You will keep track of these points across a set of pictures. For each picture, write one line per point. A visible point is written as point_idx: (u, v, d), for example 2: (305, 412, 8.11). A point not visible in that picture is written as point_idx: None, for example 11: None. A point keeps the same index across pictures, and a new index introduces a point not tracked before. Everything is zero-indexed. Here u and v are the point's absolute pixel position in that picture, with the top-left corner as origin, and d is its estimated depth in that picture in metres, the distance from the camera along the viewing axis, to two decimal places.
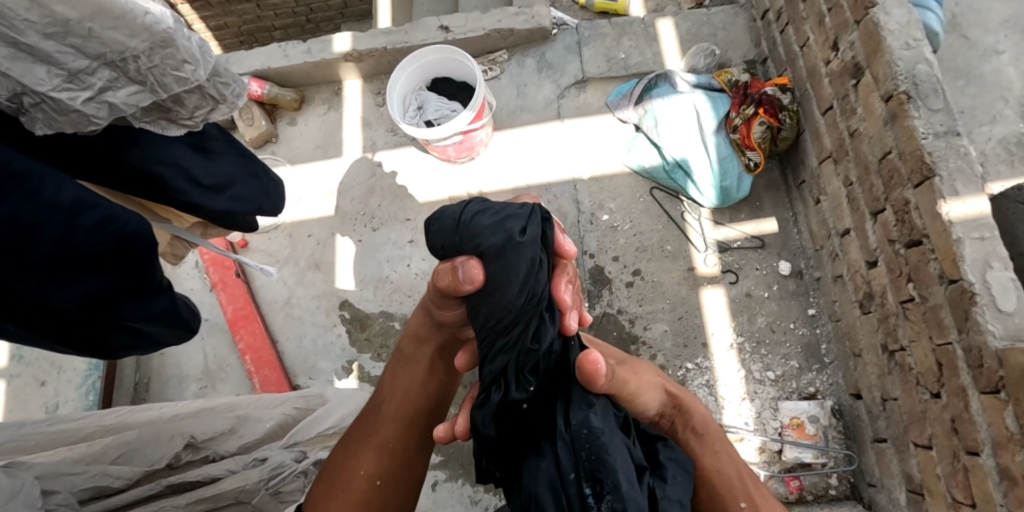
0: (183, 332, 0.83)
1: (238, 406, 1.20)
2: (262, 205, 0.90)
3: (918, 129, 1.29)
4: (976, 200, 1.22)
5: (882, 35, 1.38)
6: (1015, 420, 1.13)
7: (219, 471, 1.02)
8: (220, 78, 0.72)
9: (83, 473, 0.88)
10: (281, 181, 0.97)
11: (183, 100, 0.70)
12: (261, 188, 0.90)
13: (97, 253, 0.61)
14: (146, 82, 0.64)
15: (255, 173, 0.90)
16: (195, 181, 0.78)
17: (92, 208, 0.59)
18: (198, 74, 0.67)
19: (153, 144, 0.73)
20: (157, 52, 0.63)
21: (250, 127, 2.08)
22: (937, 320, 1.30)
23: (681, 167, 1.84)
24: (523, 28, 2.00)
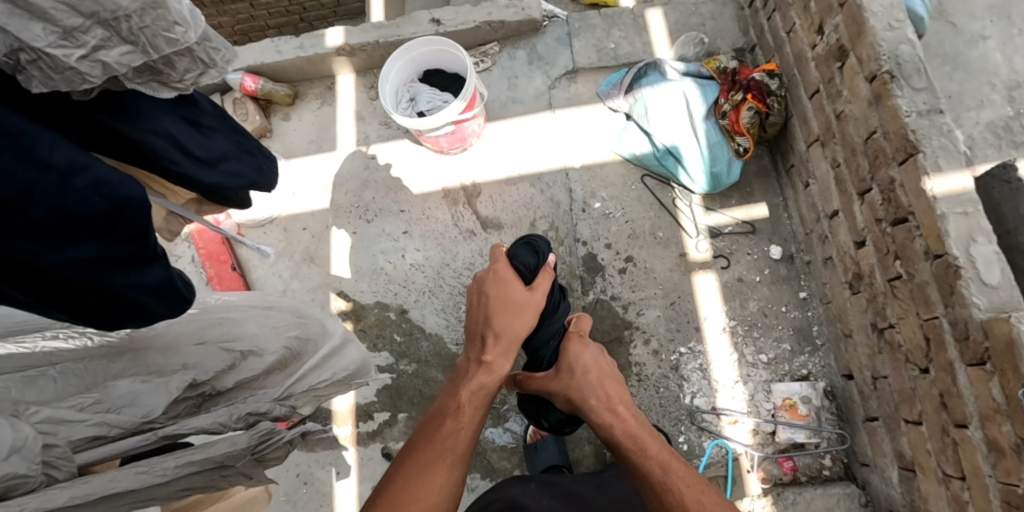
0: (181, 306, 0.83)
1: (241, 332, 1.14)
2: (255, 180, 0.93)
3: (902, 108, 1.31)
4: (959, 176, 1.24)
5: (866, 17, 1.39)
6: (1000, 390, 1.14)
7: (209, 423, 0.94)
8: (211, 43, 0.74)
9: (82, 421, 0.82)
10: (275, 159, 1.01)
11: (174, 63, 0.71)
12: (256, 164, 0.94)
13: (90, 218, 0.63)
14: (138, 43, 0.66)
15: (247, 149, 0.94)
16: (189, 153, 0.81)
17: (85, 170, 0.62)
18: (189, 36, 0.69)
19: (147, 115, 0.76)
20: (149, 13, 0.64)
21: (245, 122, 2.10)
22: (924, 296, 1.31)
23: (671, 153, 1.86)
24: (513, 20, 2.01)
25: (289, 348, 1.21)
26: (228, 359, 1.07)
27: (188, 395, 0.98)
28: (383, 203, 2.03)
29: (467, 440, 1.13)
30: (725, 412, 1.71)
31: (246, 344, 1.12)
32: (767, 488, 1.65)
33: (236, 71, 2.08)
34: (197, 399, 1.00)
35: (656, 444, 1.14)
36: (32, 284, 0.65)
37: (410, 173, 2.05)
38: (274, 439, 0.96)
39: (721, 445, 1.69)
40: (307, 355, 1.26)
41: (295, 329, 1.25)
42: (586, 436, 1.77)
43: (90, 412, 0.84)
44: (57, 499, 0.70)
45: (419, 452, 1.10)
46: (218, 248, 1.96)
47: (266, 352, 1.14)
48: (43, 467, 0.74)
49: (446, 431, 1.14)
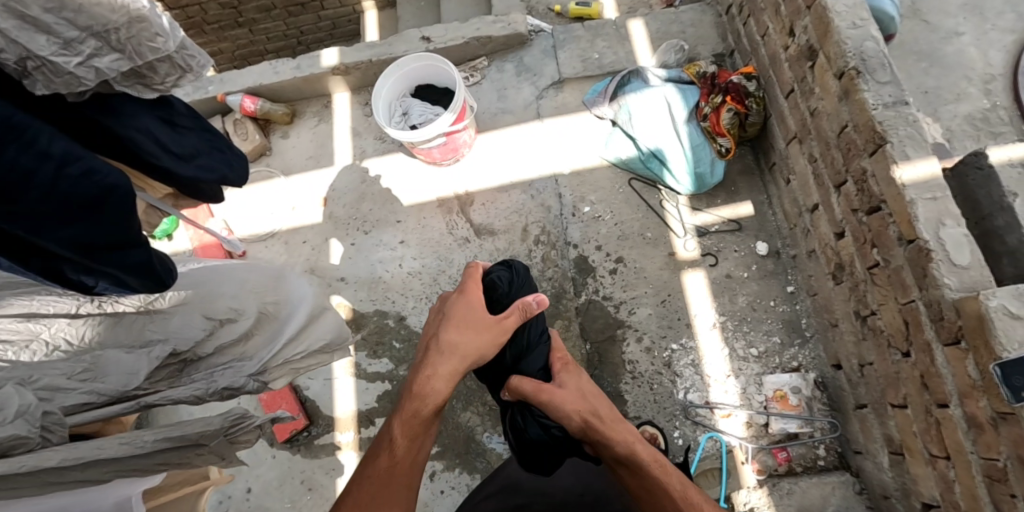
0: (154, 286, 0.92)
1: (223, 299, 1.29)
2: (225, 175, 1.02)
3: (869, 101, 1.37)
4: (926, 164, 1.30)
5: (831, 17, 1.46)
6: (975, 367, 1.18)
7: (187, 395, 1.07)
8: (187, 51, 0.82)
9: (76, 388, 0.96)
10: (242, 155, 1.09)
11: (156, 68, 0.80)
12: (226, 160, 1.03)
13: (75, 199, 0.72)
14: (125, 50, 0.74)
15: (218, 146, 1.02)
16: (167, 149, 0.90)
17: (77, 159, 0.71)
18: (168, 44, 0.77)
19: (130, 114, 0.84)
20: (135, 26, 0.73)
21: (244, 141, 2.19)
22: (901, 281, 1.36)
23: (656, 156, 1.92)
24: (500, 35, 2.11)
25: (264, 313, 1.34)
26: (207, 326, 1.21)
27: (169, 361, 1.13)
28: (380, 214, 2.10)
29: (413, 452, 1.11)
30: (718, 406, 1.74)
31: (226, 308, 1.27)
32: (763, 479, 1.66)
33: (237, 93, 2.18)
34: (179, 365, 1.15)
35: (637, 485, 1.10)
36: (23, 252, 0.75)
37: (405, 185, 2.11)
38: (245, 423, 1.08)
39: (713, 438, 1.71)
40: (287, 318, 1.39)
41: (275, 297, 1.40)
42: None
43: (77, 379, 0.98)
44: (51, 461, 0.81)
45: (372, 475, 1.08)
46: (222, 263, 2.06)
47: (241, 316, 1.29)
48: (41, 430, 0.84)
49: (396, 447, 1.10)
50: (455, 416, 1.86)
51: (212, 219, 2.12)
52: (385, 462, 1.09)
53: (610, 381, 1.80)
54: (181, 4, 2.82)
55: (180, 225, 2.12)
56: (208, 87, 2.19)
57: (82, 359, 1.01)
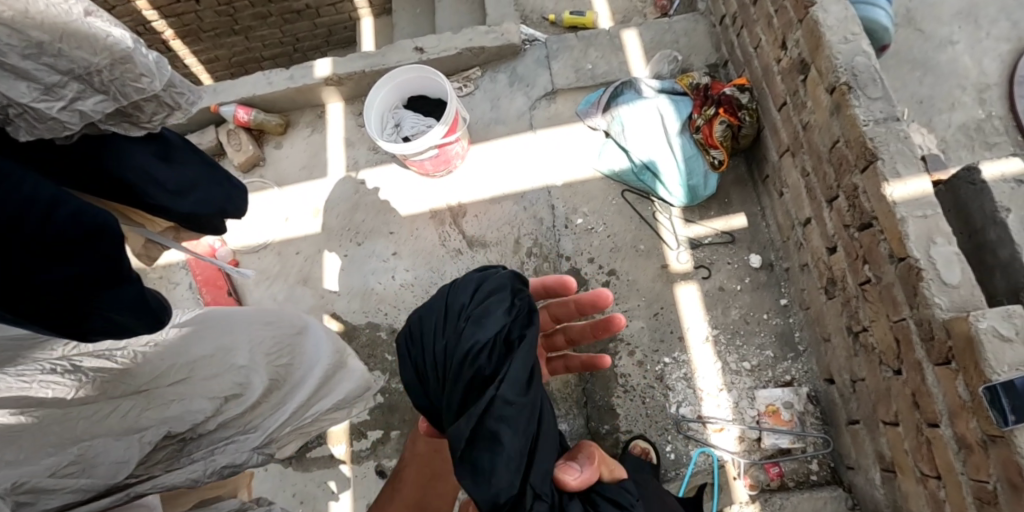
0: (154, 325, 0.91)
1: (230, 367, 1.16)
2: (225, 208, 0.98)
3: (860, 117, 1.37)
4: (916, 181, 1.29)
5: (822, 31, 1.45)
6: (965, 387, 1.17)
7: (182, 480, 0.99)
8: (176, 89, 0.81)
9: (57, 489, 0.85)
10: (242, 185, 1.03)
11: (143, 107, 0.79)
12: (226, 193, 0.98)
13: (64, 241, 0.71)
14: (110, 92, 0.73)
15: (219, 178, 0.98)
16: (161, 185, 0.87)
17: (66, 202, 0.71)
18: (154, 84, 0.76)
19: (122, 153, 0.82)
20: (118, 68, 0.72)
21: (238, 152, 2.18)
22: (892, 298, 1.35)
23: (648, 168, 1.91)
24: (493, 45, 2.10)
25: (274, 378, 1.25)
26: (212, 404, 1.10)
27: (165, 443, 1.04)
28: (372, 225, 2.09)
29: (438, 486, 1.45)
30: (711, 421, 1.73)
31: (233, 381, 1.15)
32: (755, 494, 1.65)
33: (230, 103, 2.17)
34: (177, 444, 1.06)
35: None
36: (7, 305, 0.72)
37: (398, 196, 2.11)
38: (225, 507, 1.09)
39: (705, 452, 1.70)
40: (297, 377, 1.32)
41: (286, 356, 1.30)
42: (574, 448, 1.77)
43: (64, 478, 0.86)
44: None
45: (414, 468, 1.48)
46: (215, 275, 2.06)
47: (248, 387, 1.17)
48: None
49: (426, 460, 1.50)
50: None
51: None
52: None
53: (602, 394, 1.80)
54: (177, 12, 2.83)
55: None
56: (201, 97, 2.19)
57: (69, 450, 0.89)
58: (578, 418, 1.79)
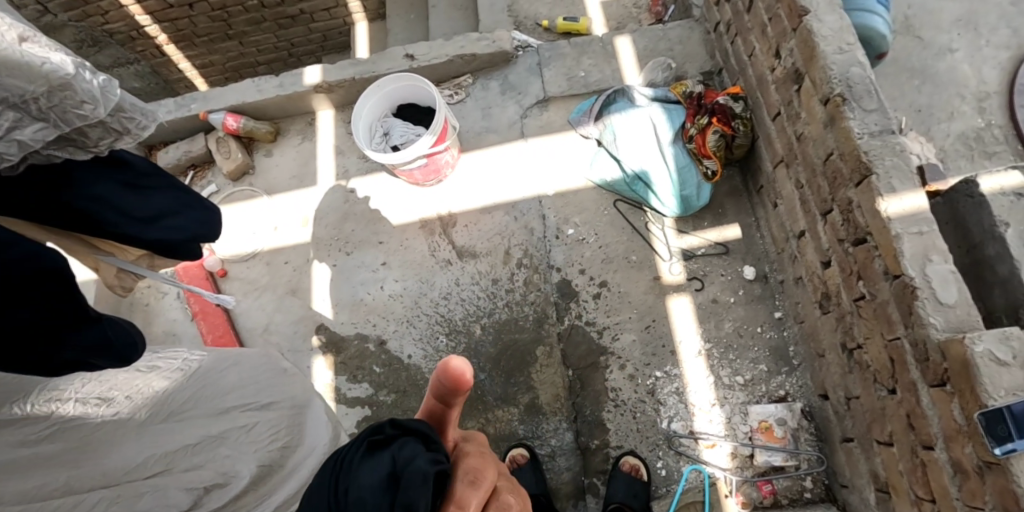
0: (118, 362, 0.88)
1: (214, 455, 1.06)
2: (198, 232, 0.97)
3: (854, 130, 1.33)
4: (912, 197, 1.25)
5: (816, 41, 1.42)
6: (961, 411, 1.14)
7: None
8: (124, 114, 0.78)
9: None
10: (217, 209, 1.03)
11: (88, 132, 0.76)
12: (201, 219, 0.98)
13: (6, 285, 0.68)
14: (49, 118, 0.70)
15: (191, 202, 0.97)
16: (126, 213, 0.86)
17: (12, 244, 0.69)
18: (98, 111, 0.73)
19: (83, 183, 0.82)
20: (57, 94, 0.69)
21: (227, 160, 2.16)
22: (886, 316, 1.31)
23: (641, 178, 1.87)
24: (485, 52, 2.07)
25: (267, 465, 1.14)
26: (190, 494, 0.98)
27: None
28: (362, 235, 2.07)
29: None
30: (703, 436, 1.69)
31: (218, 470, 1.05)
32: None
33: (219, 111, 2.15)
34: None
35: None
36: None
37: (388, 205, 2.08)
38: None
39: (697, 469, 1.67)
40: (293, 465, 1.20)
41: (281, 439, 1.20)
42: (564, 464, 1.74)
43: None
44: None
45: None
46: (203, 285, 2.04)
47: (234, 477, 1.07)
48: None
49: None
50: None
51: None
52: None
53: (593, 409, 1.77)
54: (170, 17, 2.80)
55: None
56: (191, 105, 2.17)
57: None
58: (568, 433, 1.75)
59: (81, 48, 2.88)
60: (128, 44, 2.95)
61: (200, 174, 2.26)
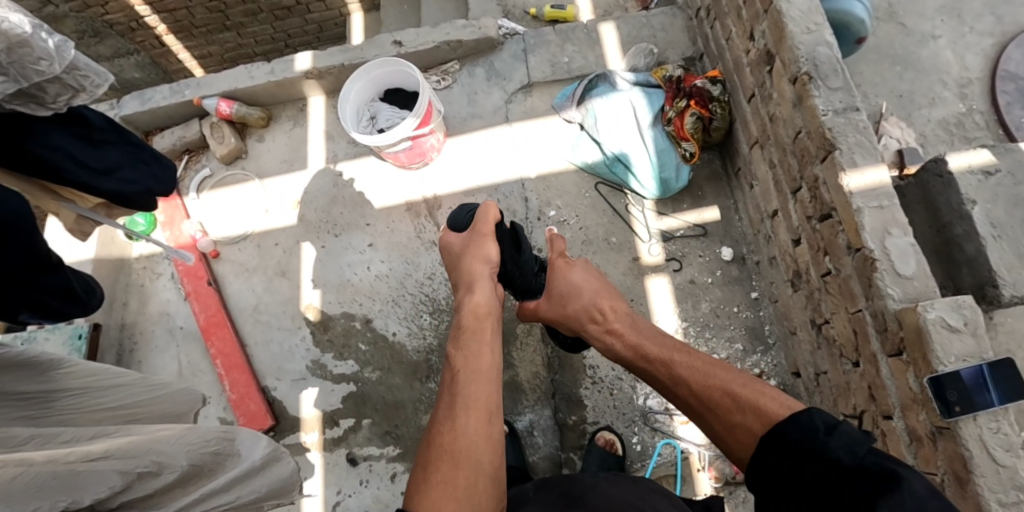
0: (78, 306, 1.04)
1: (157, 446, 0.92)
2: (151, 186, 1.10)
3: (819, 107, 1.35)
4: (873, 172, 1.28)
5: (785, 22, 1.44)
6: (915, 379, 1.16)
7: None
8: (78, 72, 0.90)
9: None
10: (172, 167, 1.16)
11: (45, 88, 0.88)
12: (151, 174, 1.11)
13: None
14: (10, 74, 0.82)
15: (142, 159, 1.10)
16: (83, 164, 0.98)
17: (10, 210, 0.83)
18: (53, 67, 0.85)
19: (39, 134, 0.93)
20: (16, 51, 0.81)
21: (220, 145, 2.21)
22: (849, 290, 1.34)
23: (620, 160, 1.91)
24: (470, 39, 2.10)
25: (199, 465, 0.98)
26: (124, 478, 0.81)
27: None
28: (350, 218, 2.11)
29: (486, 385, 1.11)
30: (677, 413, 1.73)
31: (150, 459, 0.88)
32: (719, 487, 1.66)
33: (212, 97, 2.20)
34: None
35: (681, 353, 1.17)
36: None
37: (375, 188, 2.13)
38: None
39: (670, 444, 1.71)
40: (223, 472, 1.04)
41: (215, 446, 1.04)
42: (541, 439, 1.78)
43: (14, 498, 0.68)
44: None
45: (422, 475, 1.00)
46: (195, 266, 2.10)
47: (165, 469, 0.90)
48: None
49: (441, 437, 1.03)
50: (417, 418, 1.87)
51: (186, 221, 2.16)
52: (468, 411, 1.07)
53: (571, 386, 1.81)
54: (169, 8, 2.86)
55: (157, 227, 2.17)
56: (185, 91, 2.22)
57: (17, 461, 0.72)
58: (546, 409, 1.80)
59: (81, 39, 2.94)
60: (128, 35, 3.02)
61: (194, 159, 2.31)
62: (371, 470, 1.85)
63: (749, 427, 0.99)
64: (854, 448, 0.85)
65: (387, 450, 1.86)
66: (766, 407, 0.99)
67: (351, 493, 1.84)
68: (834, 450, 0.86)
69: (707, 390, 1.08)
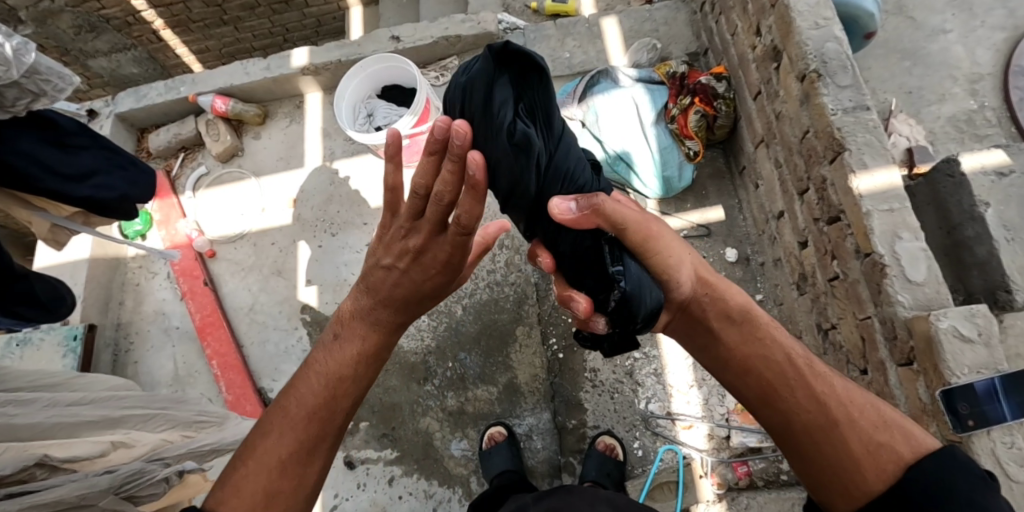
0: (46, 315, 1.29)
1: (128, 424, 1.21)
2: (126, 191, 1.25)
3: (828, 106, 1.30)
4: (884, 173, 1.23)
5: (792, 17, 1.39)
6: (926, 390, 1.12)
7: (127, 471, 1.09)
8: (40, 77, 0.99)
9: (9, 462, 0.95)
10: (148, 172, 1.32)
11: (5, 94, 0.97)
12: (126, 179, 1.25)
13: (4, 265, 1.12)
14: None
15: (118, 165, 1.25)
16: (53, 171, 1.13)
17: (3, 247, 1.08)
18: (11, 72, 0.93)
19: (9, 141, 1.06)
20: None
21: (216, 142, 2.17)
22: (857, 295, 1.30)
23: (622, 159, 1.86)
24: (469, 34, 2.05)
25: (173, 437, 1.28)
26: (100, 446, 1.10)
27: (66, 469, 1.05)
28: (347, 217, 2.08)
29: (338, 401, 0.87)
30: (679, 417, 1.69)
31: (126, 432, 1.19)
32: (722, 493, 1.62)
33: (208, 94, 2.16)
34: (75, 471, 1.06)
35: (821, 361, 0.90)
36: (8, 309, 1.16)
37: (372, 186, 2.10)
38: (143, 478, 1.10)
39: (672, 450, 1.68)
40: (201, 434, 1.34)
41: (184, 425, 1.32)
42: (540, 444, 1.76)
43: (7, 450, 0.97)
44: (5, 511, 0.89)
45: (229, 482, 0.83)
46: (192, 264, 2.08)
47: (138, 442, 1.19)
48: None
49: (260, 443, 0.84)
50: (414, 421, 1.82)
51: (182, 220, 2.14)
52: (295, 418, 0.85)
53: (570, 389, 1.78)
54: (166, 2, 2.83)
55: (153, 225, 2.15)
56: (180, 88, 2.18)
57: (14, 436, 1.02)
58: (545, 413, 1.77)
59: (77, 34, 2.89)
60: (125, 30, 2.99)
61: (190, 156, 2.28)
62: (368, 474, 1.80)
63: (897, 450, 0.81)
64: (971, 468, 0.78)
65: (385, 453, 1.82)
66: (918, 436, 0.83)
67: (347, 496, 1.80)
68: (976, 487, 0.76)
69: (858, 407, 0.84)
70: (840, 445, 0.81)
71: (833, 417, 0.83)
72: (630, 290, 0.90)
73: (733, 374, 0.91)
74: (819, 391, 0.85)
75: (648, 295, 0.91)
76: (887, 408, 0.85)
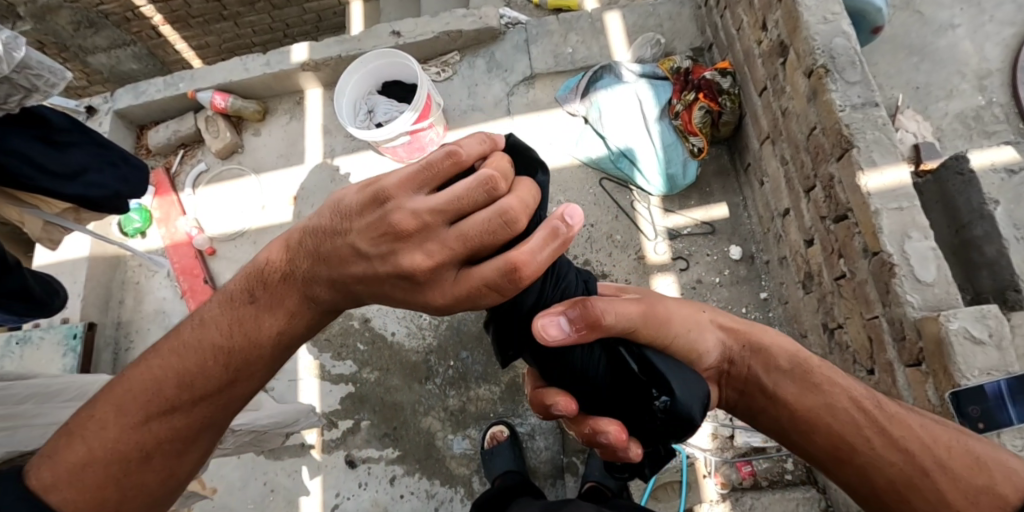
0: (40, 309, 1.30)
1: None
2: (118, 188, 1.23)
3: (836, 102, 1.28)
4: (893, 171, 1.21)
5: (800, 12, 1.37)
6: (935, 392, 1.11)
7: None
8: (31, 72, 0.97)
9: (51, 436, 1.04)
10: (141, 167, 1.31)
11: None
12: (118, 175, 1.24)
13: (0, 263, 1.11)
14: None
15: (110, 160, 1.23)
16: (43, 168, 1.11)
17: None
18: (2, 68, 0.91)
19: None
20: None
21: (216, 139, 2.16)
22: (864, 295, 1.28)
23: (625, 156, 1.85)
24: (471, 29, 2.03)
25: None
26: None
27: None
28: None
29: (212, 406, 0.76)
30: None
31: None
32: (726, 493, 1.60)
33: (207, 90, 2.14)
34: None
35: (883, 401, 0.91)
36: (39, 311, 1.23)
37: None
38: None
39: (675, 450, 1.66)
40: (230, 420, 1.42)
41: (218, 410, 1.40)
42: (543, 443, 1.75)
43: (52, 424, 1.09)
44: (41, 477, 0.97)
45: (61, 450, 0.74)
46: (191, 263, 2.07)
47: None
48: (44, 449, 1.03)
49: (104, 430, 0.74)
50: (415, 421, 1.81)
51: (182, 218, 2.13)
52: (155, 414, 0.74)
53: None
54: None
55: (154, 223, 2.14)
56: (179, 84, 2.17)
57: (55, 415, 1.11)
58: None
59: (76, 30, 2.86)
60: (124, 25, 2.97)
61: (190, 153, 2.27)
62: (370, 473, 1.80)
63: (998, 492, 0.79)
64: None
65: (387, 452, 1.80)
66: (1011, 467, 0.82)
67: (349, 496, 1.79)
68: None
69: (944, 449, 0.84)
70: (936, 498, 0.81)
71: (921, 471, 0.82)
72: (678, 402, 0.83)
73: (801, 435, 0.90)
74: (897, 436, 0.85)
75: (697, 402, 0.85)
76: (971, 443, 0.85)
